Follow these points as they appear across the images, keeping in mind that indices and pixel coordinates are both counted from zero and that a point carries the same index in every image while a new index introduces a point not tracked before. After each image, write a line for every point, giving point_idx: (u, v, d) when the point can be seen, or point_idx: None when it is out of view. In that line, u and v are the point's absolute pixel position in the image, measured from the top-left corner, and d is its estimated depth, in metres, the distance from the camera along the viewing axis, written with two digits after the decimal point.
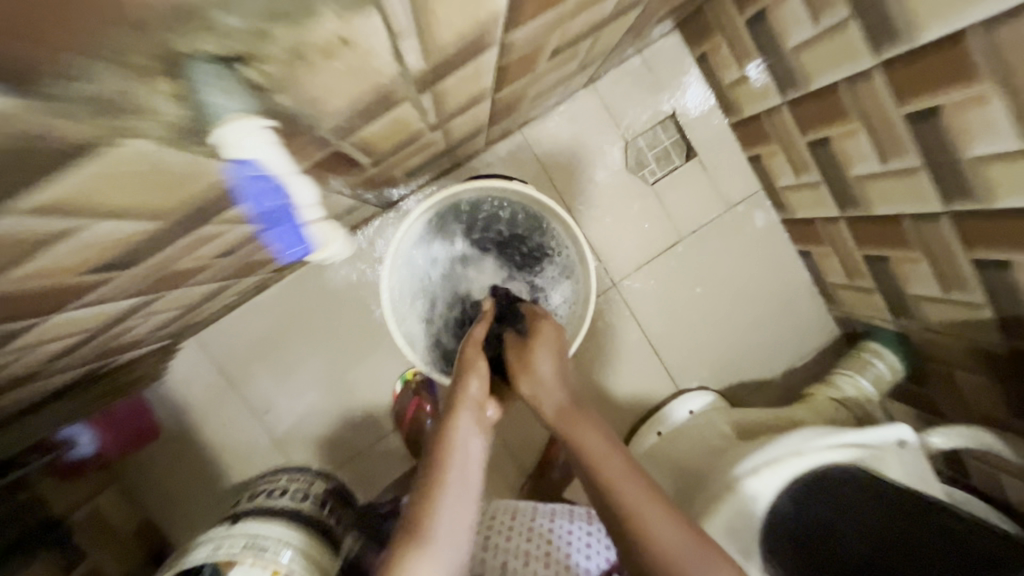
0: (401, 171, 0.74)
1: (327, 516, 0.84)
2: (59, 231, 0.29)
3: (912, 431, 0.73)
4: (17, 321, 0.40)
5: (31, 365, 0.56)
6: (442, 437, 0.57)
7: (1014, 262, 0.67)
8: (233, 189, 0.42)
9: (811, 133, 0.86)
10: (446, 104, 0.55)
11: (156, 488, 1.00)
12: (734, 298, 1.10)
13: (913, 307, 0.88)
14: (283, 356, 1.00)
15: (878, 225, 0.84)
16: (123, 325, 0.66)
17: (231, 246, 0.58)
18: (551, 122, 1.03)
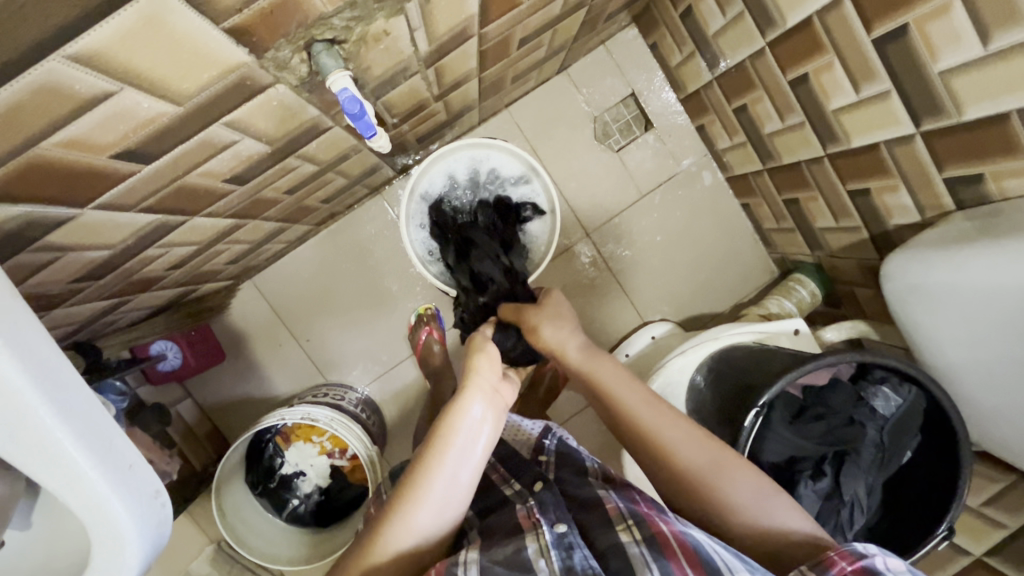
0: (410, 137, 0.98)
1: (359, 413, 1.13)
2: (226, 143, 0.54)
3: (806, 322, 0.95)
4: (179, 215, 0.64)
5: (160, 268, 0.80)
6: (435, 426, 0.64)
7: (872, 189, 0.88)
8: (304, 132, 0.65)
9: (735, 101, 1.09)
10: (445, 78, 0.78)
11: (220, 403, 1.25)
12: (688, 243, 1.31)
13: (821, 239, 1.09)
14: (321, 293, 1.25)
15: (788, 172, 1.06)
16: (215, 250, 0.90)
17: (294, 185, 0.83)
18: (532, 102, 1.27)
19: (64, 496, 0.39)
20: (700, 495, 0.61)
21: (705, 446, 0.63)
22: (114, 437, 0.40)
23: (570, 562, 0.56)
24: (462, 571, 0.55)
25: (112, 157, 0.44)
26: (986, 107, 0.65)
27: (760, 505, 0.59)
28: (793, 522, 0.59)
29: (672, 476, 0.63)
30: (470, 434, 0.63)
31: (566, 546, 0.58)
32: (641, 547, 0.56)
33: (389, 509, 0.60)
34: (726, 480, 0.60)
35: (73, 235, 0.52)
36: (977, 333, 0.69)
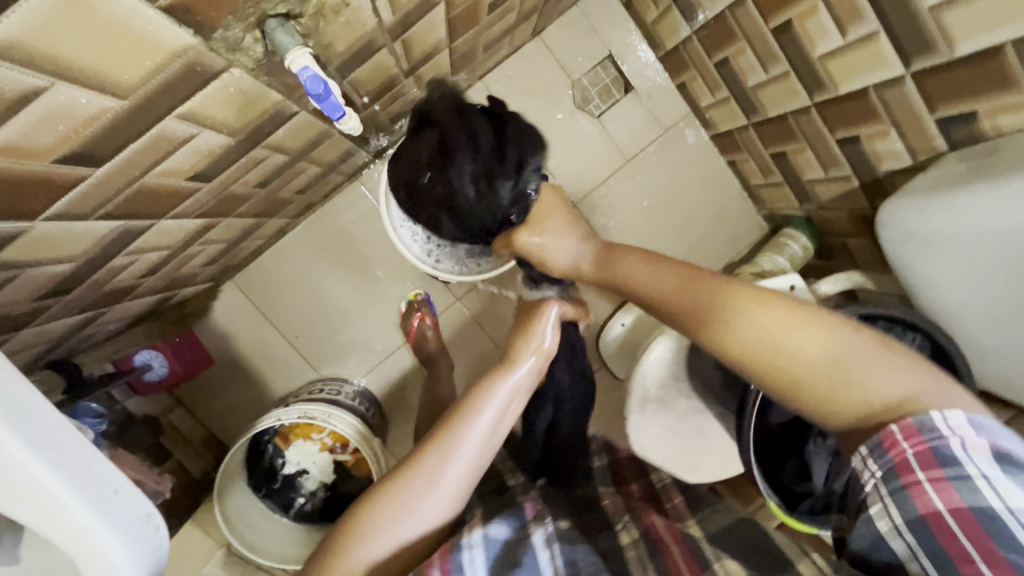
0: (382, 117, 0.93)
1: (357, 406, 1.10)
2: (184, 137, 0.50)
3: (801, 276, 0.93)
4: (143, 218, 0.60)
5: (132, 276, 0.76)
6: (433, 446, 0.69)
7: (861, 135, 0.85)
8: (270, 120, 0.61)
9: (716, 56, 1.06)
10: (414, 50, 0.74)
11: (213, 409, 1.22)
12: (676, 205, 1.29)
13: (810, 191, 1.07)
14: (304, 287, 1.21)
15: (774, 125, 1.04)
16: (190, 252, 0.85)
17: (265, 176, 0.78)
18: (507, 70, 1.22)
19: (43, 531, 0.37)
20: (837, 383, 0.58)
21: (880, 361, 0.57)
22: (92, 464, 0.38)
23: (574, 556, 0.60)
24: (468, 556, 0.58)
25: (55, 161, 0.40)
26: (977, 42, 0.63)
27: (859, 372, 0.57)
28: (892, 380, 0.56)
29: (771, 377, 0.61)
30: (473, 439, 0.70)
31: (569, 539, 0.63)
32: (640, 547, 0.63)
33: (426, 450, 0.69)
34: (860, 367, 0.57)
35: (30, 249, 0.48)
36: (979, 276, 0.68)
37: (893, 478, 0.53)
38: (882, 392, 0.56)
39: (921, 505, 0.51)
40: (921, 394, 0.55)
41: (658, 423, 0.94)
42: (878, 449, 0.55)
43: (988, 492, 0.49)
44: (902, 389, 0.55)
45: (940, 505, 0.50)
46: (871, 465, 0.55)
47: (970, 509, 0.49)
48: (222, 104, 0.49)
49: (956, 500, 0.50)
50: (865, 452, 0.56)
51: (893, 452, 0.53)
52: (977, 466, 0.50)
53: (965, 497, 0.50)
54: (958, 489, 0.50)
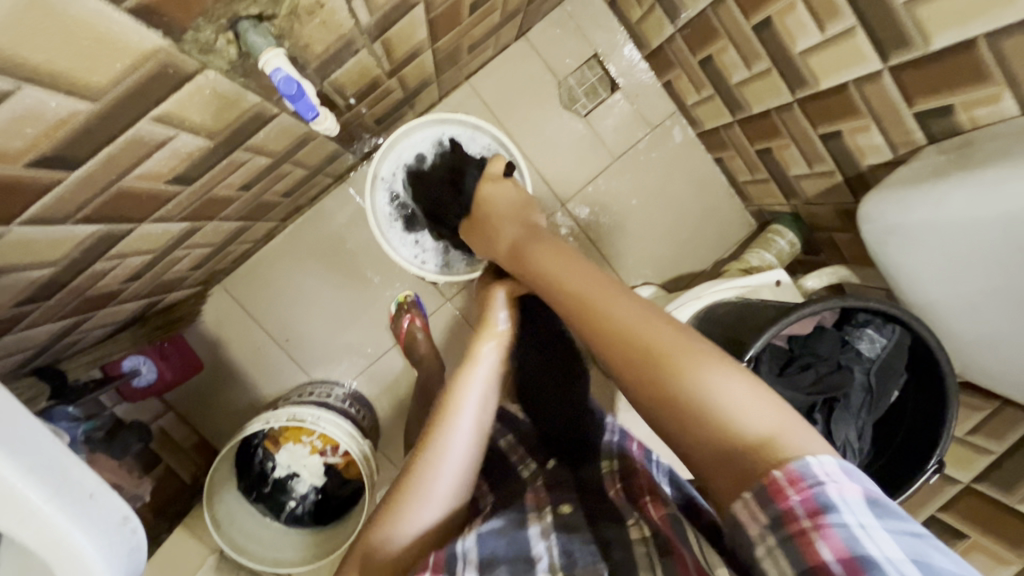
0: (367, 118, 0.93)
1: (347, 408, 1.10)
2: (161, 139, 0.50)
3: (787, 271, 0.93)
4: (123, 222, 0.60)
5: (117, 281, 0.75)
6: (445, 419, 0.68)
7: (843, 130, 0.86)
8: (250, 122, 0.61)
9: (700, 53, 1.06)
10: (396, 51, 0.74)
11: (203, 414, 1.21)
12: (664, 203, 1.29)
13: (796, 186, 1.07)
14: (295, 290, 1.21)
15: (758, 122, 1.04)
16: (175, 256, 0.85)
17: (249, 179, 0.78)
18: (494, 71, 1.22)
19: (18, 534, 0.36)
20: (687, 411, 0.49)
21: (765, 400, 0.48)
22: (67, 468, 0.38)
23: (571, 547, 0.58)
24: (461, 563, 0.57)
25: (27, 164, 0.40)
26: (952, 36, 0.63)
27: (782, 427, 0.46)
28: (757, 411, 0.47)
29: (707, 431, 0.48)
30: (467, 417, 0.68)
31: (570, 528, 0.62)
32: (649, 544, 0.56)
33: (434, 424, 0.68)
34: (754, 414, 0.47)
35: (6, 254, 0.48)
36: (960, 267, 0.69)
37: (778, 528, 0.42)
38: (734, 421, 0.47)
39: (809, 556, 0.40)
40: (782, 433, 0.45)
41: None
42: (762, 493, 0.43)
43: (866, 541, 0.39)
44: (761, 430, 0.46)
45: (827, 556, 0.39)
46: (762, 516, 0.43)
47: (858, 562, 0.38)
48: (197, 105, 0.49)
49: (842, 548, 0.39)
50: (748, 496, 0.44)
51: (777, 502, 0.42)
52: (855, 517, 0.40)
53: (856, 545, 0.39)
54: (841, 536, 0.39)
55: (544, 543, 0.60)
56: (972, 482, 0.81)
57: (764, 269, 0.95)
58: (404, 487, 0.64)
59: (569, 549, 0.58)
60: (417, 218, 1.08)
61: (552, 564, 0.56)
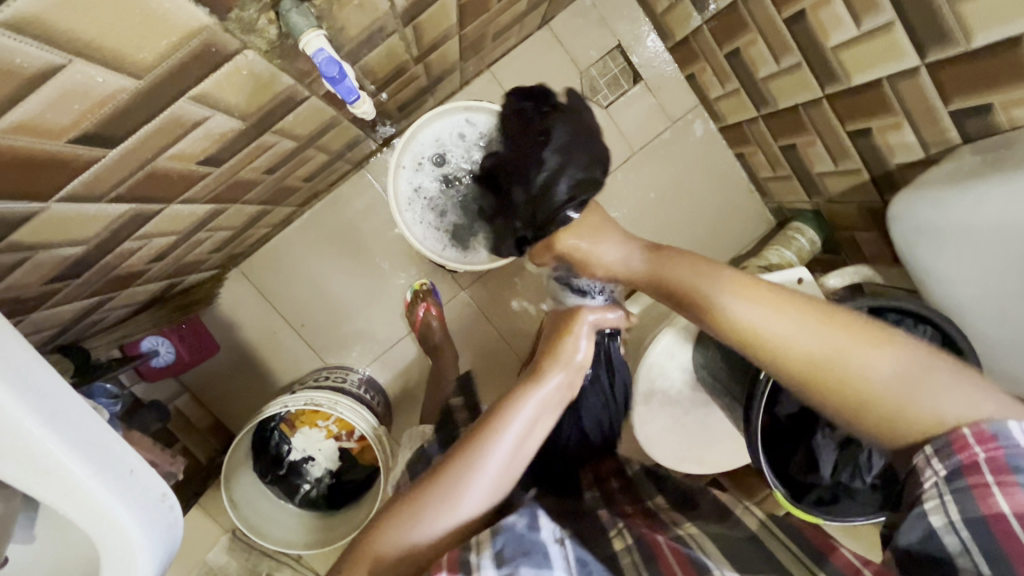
0: (391, 105, 0.93)
1: (362, 394, 1.11)
2: (197, 120, 0.50)
3: (810, 269, 0.92)
4: (153, 202, 0.60)
5: (142, 261, 0.76)
6: (474, 442, 0.65)
7: (873, 128, 0.85)
8: (281, 105, 0.61)
9: (727, 46, 1.05)
10: (425, 36, 0.74)
11: (218, 396, 1.22)
12: (682, 198, 1.28)
13: (820, 184, 1.06)
14: (311, 275, 1.21)
15: (784, 117, 1.03)
16: (198, 238, 0.85)
17: (274, 162, 0.78)
18: (515, 60, 1.21)
19: (61, 508, 0.37)
20: (863, 406, 0.59)
21: (954, 382, 0.56)
22: (109, 443, 0.38)
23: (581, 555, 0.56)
24: (476, 558, 0.53)
25: (70, 141, 0.40)
26: (995, 32, 0.62)
27: (944, 387, 0.56)
28: (956, 404, 0.55)
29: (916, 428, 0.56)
30: (524, 431, 0.67)
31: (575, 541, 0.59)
32: (633, 553, 0.58)
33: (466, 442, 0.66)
34: (935, 389, 0.56)
35: (42, 231, 0.49)
36: (992, 272, 0.68)
37: (957, 478, 0.51)
38: (935, 420, 0.55)
39: (984, 506, 0.48)
40: (948, 416, 0.55)
41: (665, 416, 0.94)
42: (945, 450, 0.53)
43: None
44: (956, 413, 0.55)
45: (1002, 507, 0.47)
46: (936, 465, 0.53)
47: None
48: (233, 86, 0.49)
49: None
50: (929, 451, 0.54)
51: (962, 455, 0.51)
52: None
53: None
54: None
55: (557, 546, 0.56)
56: None
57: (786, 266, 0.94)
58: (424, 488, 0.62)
59: (584, 558, 0.57)
60: (438, 206, 1.07)
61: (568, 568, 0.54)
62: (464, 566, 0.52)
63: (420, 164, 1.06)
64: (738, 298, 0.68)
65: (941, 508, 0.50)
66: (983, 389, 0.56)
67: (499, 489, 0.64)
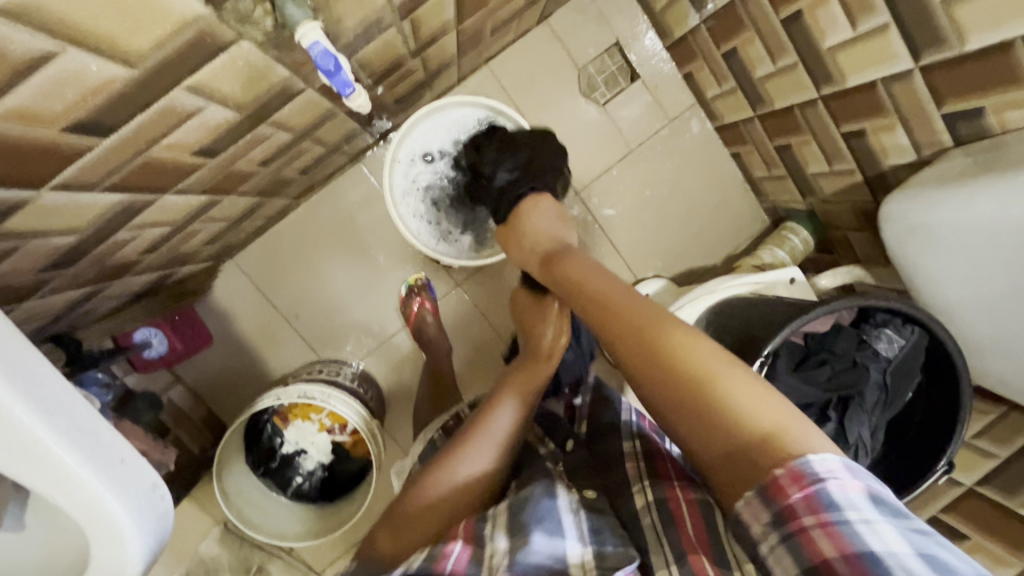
0: (388, 98, 0.93)
1: (356, 387, 1.12)
2: (191, 110, 0.50)
3: (802, 269, 0.93)
4: (147, 192, 0.60)
5: (134, 252, 0.76)
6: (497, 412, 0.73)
7: (867, 129, 0.85)
8: (276, 96, 0.61)
9: (725, 46, 1.05)
10: (422, 30, 0.74)
11: (211, 387, 1.22)
12: (678, 196, 1.29)
13: (814, 184, 1.07)
14: (305, 267, 1.21)
15: (780, 117, 1.04)
16: (192, 229, 0.85)
17: (269, 154, 0.78)
18: (513, 55, 1.21)
19: (53, 497, 0.37)
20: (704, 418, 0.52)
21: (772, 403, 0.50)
22: (100, 432, 0.39)
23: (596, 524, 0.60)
24: (490, 531, 0.58)
25: (63, 129, 0.39)
26: (988, 36, 0.62)
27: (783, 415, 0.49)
28: (765, 407, 0.50)
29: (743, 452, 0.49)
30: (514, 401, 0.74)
31: (594, 510, 0.62)
32: (652, 512, 0.60)
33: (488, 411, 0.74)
34: (735, 398, 0.51)
35: (34, 219, 0.48)
36: (981, 273, 0.69)
37: (782, 525, 0.45)
38: (752, 420, 0.49)
39: (810, 551, 0.43)
40: (781, 434, 0.48)
41: None
42: (767, 496, 0.46)
43: (868, 538, 0.41)
44: (772, 420, 0.49)
45: (827, 552, 0.42)
46: (762, 512, 0.47)
47: (860, 557, 0.41)
48: (228, 76, 0.49)
49: (846, 547, 0.41)
50: (754, 491, 0.48)
51: (778, 500, 0.45)
52: (860, 511, 0.43)
53: (856, 541, 0.42)
54: (846, 535, 0.42)
55: (570, 516, 0.60)
56: (974, 484, 0.82)
57: (778, 266, 0.95)
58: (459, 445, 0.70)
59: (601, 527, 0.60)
60: (433, 200, 1.07)
61: (581, 536, 0.58)
62: (479, 536, 0.57)
63: (416, 158, 1.06)
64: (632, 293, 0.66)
65: (773, 554, 0.46)
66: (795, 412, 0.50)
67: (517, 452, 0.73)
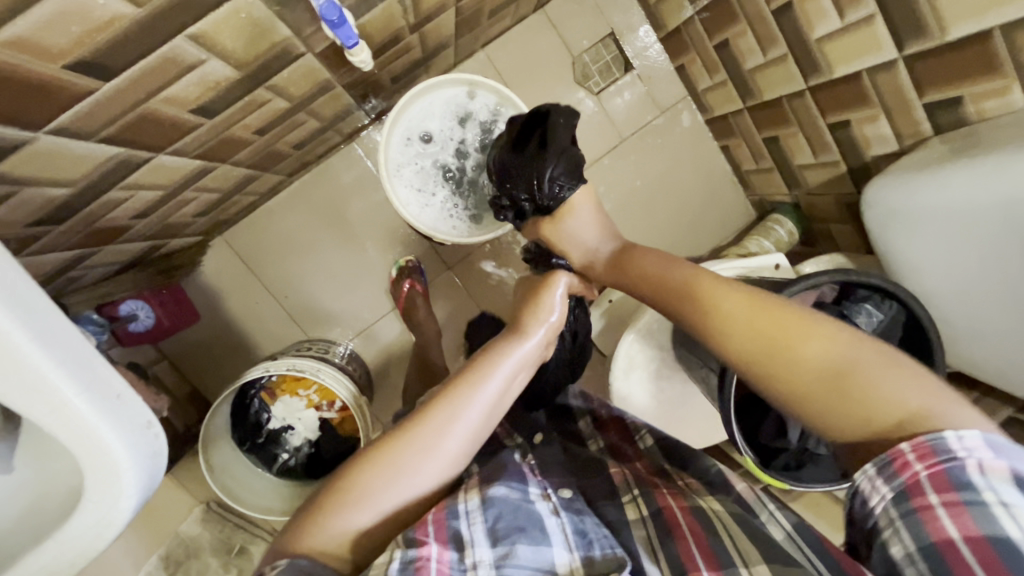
0: (385, 74, 0.93)
1: (344, 364, 1.12)
2: (192, 62, 0.50)
3: (786, 255, 0.95)
4: (143, 149, 0.60)
5: (125, 216, 0.75)
6: (442, 402, 0.63)
7: (852, 120, 0.88)
8: (276, 58, 0.61)
9: (717, 37, 1.08)
10: (422, 3, 0.74)
11: (196, 365, 1.21)
12: (667, 186, 1.31)
13: (800, 176, 1.10)
14: (298, 245, 1.21)
15: (769, 109, 1.06)
16: (183, 198, 0.84)
17: (265, 123, 0.78)
18: (509, 41, 1.22)
19: (48, 427, 0.39)
20: (819, 409, 0.56)
21: (857, 351, 0.56)
22: (98, 368, 0.41)
23: (583, 526, 0.59)
24: (469, 532, 0.54)
25: (65, 67, 0.40)
26: (969, 25, 0.65)
27: (872, 369, 0.55)
28: (904, 391, 0.52)
29: (842, 408, 0.55)
30: (500, 392, 0.66)
31: (576, 510, 0.62)
32: (647, 518, 0.61)
33: (437, 398, 0.64)
34: (871, 373, 0.54)
35: (29, 165, 0.48)
36: (958, 255, 0.72)
37: (903, 498, 0.48)
38: (824, 376, 0.56)
39: (928, 525, 0.46)
40: (893, 399, 0.52)
41: (642, 393, 0.97)
42: (886, 470, 0.49)
43: (1004, 519, 0.44)
44: (838, 374, 0.56)
45: (950, 530, 0.45)
46: (880, 486, 0.49)
47: (985, 539, 0.44)
48: (231, 29, 0.49)
49: (970, 526, 0.44)
50: (871, 471, 0.50)
51: (903, 476, 0.48)
52: (996, 492, 0.45)
53: (984, 523, 0.44)
54: (974, 514, 0.45)
55: (555, 518, 0.59)
56: None
57: (763, 252, 0.97)
58: (399, 442, 0.60)
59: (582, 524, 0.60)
60: (427, 177, 1.07)
61: (569, 539, 0.57)
62: (457, 539, 0.53)
63: (410, 135, 1.05)
64: (718, 283, 0.67)
65: (887, 522, 0.49)
66: (908, 372, 0.54)
67: (471, 442, 0.63)
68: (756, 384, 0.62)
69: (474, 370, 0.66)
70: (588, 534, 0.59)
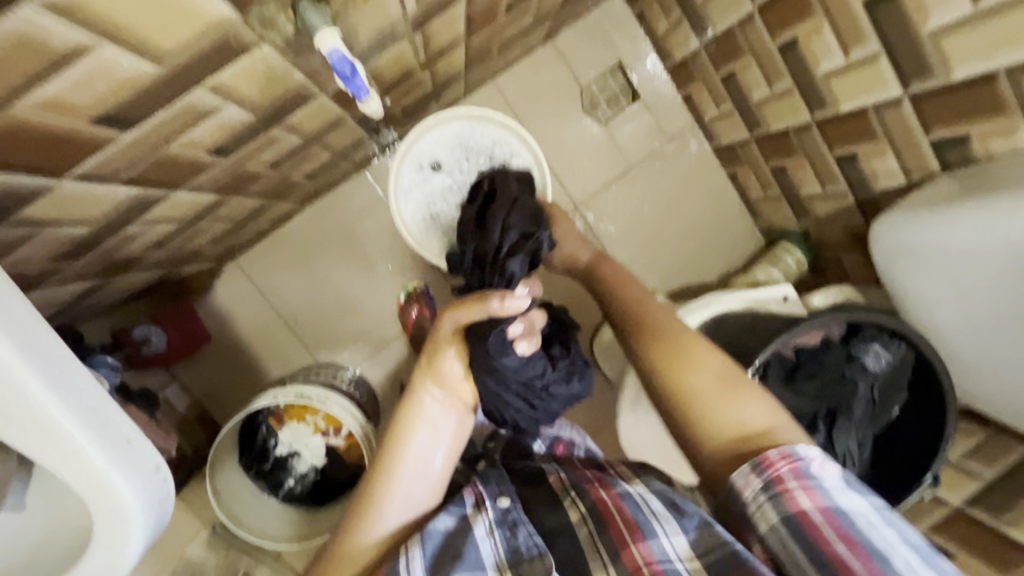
0: (397, 108, 0.95)
1: (353, 391, 1.11)
2: (210, 109, 0.52)
3: (794, 287, 0.94)
4: (161, 187, 0.61)
5: (141, 247, 0.77)
6: (383, 467, 0.64)
7: (859, 153, 0.88)
8: (290, 99, 0.63)
9: (724, 68, 1.09)
10: (433, 43, 0.76)
11: (206, 387, 1.23)
12: (675, 213, 1.31)
13: (809, 206, 1.10)
14: (308, 270, 1.23)
15: (776, 140, 1.07)
16: (197, 228, 0.86)
17: (279, 156, 0.80)
18: (519, 71, 1.24)
19: (59, 471, 0.41)
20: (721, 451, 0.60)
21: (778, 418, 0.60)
22: (109, 413, 0.43)
23: (514, 542, 0.62)
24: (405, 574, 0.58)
25: (89, 120, 0.41)
26: (975, 66, 0.66)
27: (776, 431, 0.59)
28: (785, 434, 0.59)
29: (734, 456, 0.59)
30: (428, 449, 0.65)
31: (510, 524, 0.64)
32: (584, 519, 0.63)
33: (378, 466, 0.64)
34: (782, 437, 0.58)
35: (51, 208, 0.50)
36: (967, 292, 0.71)
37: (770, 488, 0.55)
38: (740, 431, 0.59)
39: (788, 505, 0.53)
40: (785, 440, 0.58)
41: (648, 423, 0.96)
42: (759, 468, 0.56)
43: (839, 495, 0.53)
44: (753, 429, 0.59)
45: (806, 505, 0.53)
46: (752, 482, 0.56)
47: (831, 509, 0.52)
48: (249, 78, 0.51)
49: (820, 500, 0.53)
50: (748, 470, 0.57)
51: (770, 470, 0.55)
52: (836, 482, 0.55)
53: (830, 498, 0.53)
54: (821, 492, 0.53)
55: (486, 540, 0.62)
56: (963, 504, 0.83)
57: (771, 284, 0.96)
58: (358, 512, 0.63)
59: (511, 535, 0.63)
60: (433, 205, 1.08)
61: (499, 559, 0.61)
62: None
63: (418, 163, 1.07)
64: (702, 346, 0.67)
65: (760, 511, 0.55)
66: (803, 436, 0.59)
67: (422, 496, 0.65)
68: (674, 422, 0.64)
69: (400, 432, 0.65)
70: (516, 549, 0.62)
